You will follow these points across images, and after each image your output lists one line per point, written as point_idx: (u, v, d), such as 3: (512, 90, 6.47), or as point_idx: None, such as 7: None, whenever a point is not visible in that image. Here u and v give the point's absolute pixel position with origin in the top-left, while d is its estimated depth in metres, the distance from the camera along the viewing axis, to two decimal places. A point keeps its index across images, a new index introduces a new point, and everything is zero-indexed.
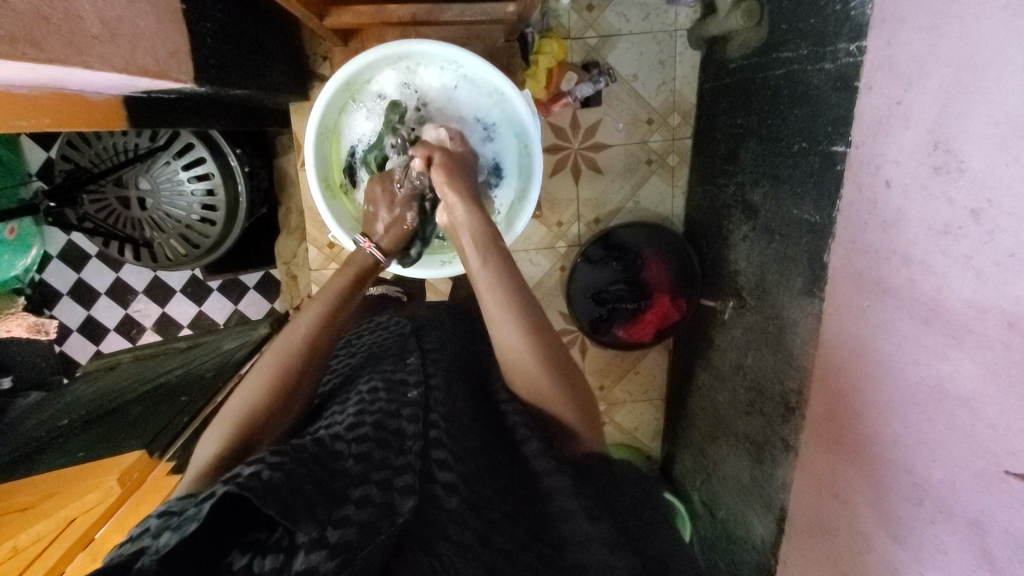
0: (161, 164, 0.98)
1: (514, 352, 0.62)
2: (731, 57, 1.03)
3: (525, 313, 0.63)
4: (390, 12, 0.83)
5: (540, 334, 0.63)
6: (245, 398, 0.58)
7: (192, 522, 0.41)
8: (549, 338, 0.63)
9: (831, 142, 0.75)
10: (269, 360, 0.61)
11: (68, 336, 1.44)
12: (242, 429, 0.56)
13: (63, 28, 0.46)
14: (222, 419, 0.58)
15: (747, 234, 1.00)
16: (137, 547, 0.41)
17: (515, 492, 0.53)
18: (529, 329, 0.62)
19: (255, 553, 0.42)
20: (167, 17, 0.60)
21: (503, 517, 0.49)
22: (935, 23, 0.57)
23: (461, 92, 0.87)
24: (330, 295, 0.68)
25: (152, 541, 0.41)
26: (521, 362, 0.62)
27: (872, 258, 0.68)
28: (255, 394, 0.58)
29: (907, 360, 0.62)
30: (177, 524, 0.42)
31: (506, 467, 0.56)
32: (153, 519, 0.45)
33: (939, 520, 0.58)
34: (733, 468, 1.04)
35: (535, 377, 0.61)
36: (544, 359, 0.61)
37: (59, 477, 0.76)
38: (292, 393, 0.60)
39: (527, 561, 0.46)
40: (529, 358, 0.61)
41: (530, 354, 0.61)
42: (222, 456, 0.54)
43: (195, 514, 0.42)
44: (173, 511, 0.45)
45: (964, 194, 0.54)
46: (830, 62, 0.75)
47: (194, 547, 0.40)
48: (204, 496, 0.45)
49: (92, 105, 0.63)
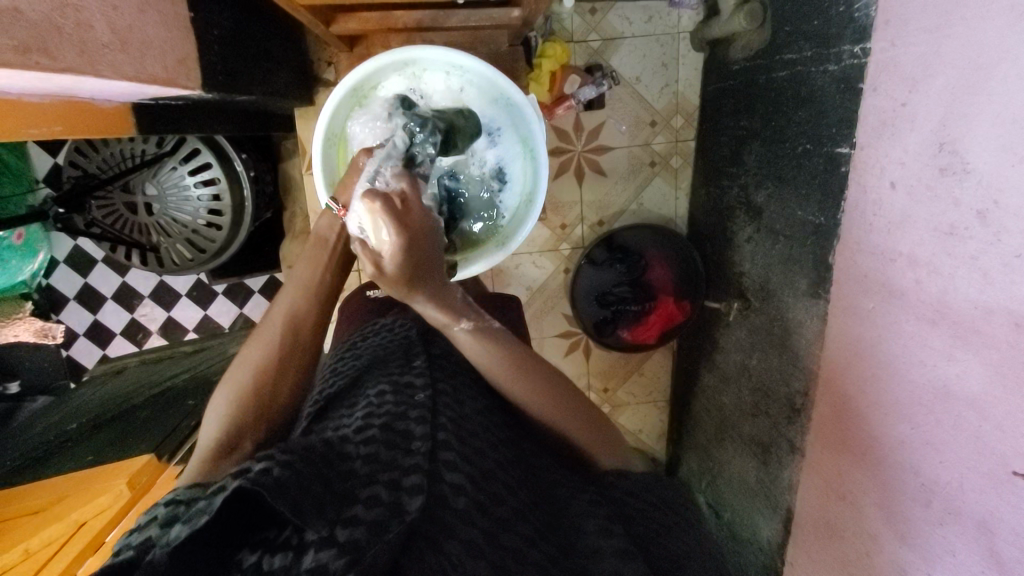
0: (168, 170, 0.99)
1: (489, 363, 0.63)
2: (734, 59, 1.03)
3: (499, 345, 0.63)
4: (395, 17, 0.83)
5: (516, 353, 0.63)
6: (244, 380, 0.59)
7: (203, 516, 0.42)
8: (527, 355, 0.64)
9: (835, 143, 0.75)
10: (261, 334, 0.62)
11: (74, 340, 1.45)
12: (245, 411, 0.57)
13: (74, 36, 0.46)
14: (223, 396, 0.58)
15: (751, 235, 1.00)
16: (144, 539, 0.42)
17: (521, 492, 0.54)
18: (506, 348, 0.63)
19: (264, 551, 0.42)
20: (174, 25, 0.61)
21: (511, 516, 0.50)
22: (939, 24, 0.57)
23: (466, 98, 0.87)
24: (317, 264, 0.69)
25: (161, 534, 0.42)
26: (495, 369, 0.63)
27: (876, 260, 0.68)
28: (251, 382, 0.59)
29: (914, 361, 0.62)
30: (187, 517, 0.43)
31: (513, 469, 0.56)
32: (160, 508, 0.46)
33: (948, 522, 0.58)
34: (738, 469, 1.04)
35: (527, 377, 0.63)
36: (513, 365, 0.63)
37: (70, 480, 0.78)
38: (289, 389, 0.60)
39: (534, 559, 0.47)
40: (502, 369, 0.63)
41: (506, 362, 0.63)
42: (219, 443, 0.55)
43: (205, 507, 0.43)
44: (179, 502, 0.46)
45: (969, 196, 0.54)
46: (834, 63, 0.75)
47: (204, 544, 0.41)
48: (214, 491, 0.45)
49: (100, 112, 0.63)
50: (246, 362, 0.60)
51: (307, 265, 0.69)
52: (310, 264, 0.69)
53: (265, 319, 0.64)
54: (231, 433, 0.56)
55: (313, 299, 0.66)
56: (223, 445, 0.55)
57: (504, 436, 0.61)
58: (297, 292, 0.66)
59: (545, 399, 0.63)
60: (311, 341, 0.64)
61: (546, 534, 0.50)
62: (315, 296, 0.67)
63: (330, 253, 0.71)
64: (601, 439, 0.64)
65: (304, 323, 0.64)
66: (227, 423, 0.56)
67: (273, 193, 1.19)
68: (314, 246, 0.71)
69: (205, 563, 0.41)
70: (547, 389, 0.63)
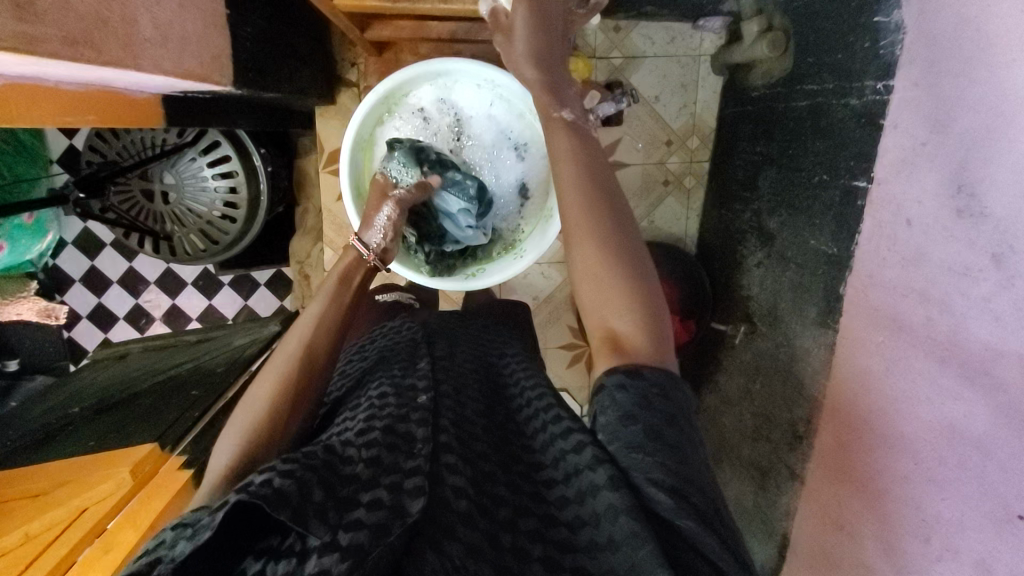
0: (187, 160, 1.00)
1: (572, 212, 0.62)
2: (753, 85, 1.04)
3: (587, 176, 0.64)
4: (430, 28, 0.85)
5: (595, 193, 0.63)
6: (255, 405, 0.57)
7: (206, 530, 0.41)
8: (616, 224, 0.62)
9: (852, 177, 0.76)
10: (272, 367, 0.61)
11: (77, 322, 1.46)
12: (256, 439, 0.55)
13: (119, 30, 0.47)
14: (233, 427, 0.57)
15: (761, 260, 1.01)
16: (151, 558, 0.41)
17: (528, 482, 0.55)
18: (594, 200, 0.62)
19: (268, 558, 0.42)
20: (211, 22, 0.61)
21: (512, 513, 0.50)
22: (964, 68, 0.58)
23: (496, 110, 0.87)
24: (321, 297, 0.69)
25: (168, 550, 0.41)
26: (576, 217, 0.62)
27: (888, 293, 0.69)
28: (262, 404, 0.57)
29: (922, 397, 0.63)
30: (193, 533, 0.42)
31: (515, 465, 0.57)
32: (168, 532, 0.44)
33: (946, 558, 0.59)
34: (735, 492, 1.05)
35: (596, 255, 0.60)
36: (599, 227, 0.61)
37: (70, 465, 0.77)
38: (296, 407, 0.59)
39: (539, 554, 0.47)
40: (583, 225, 0.61)
41: (580, 202, 0.62)
42: (231, 467, 0.52)
43: (208, 522, 0.42)
44: (186, 523, 0.44)
45: (986, 239, 0.55)
46: (856, 98, 0.76)
47: (207, 557, 0.41)
48: (218, 504, 0.44)
49: (132, 102, 0.63)
50: (256, 397, 0.58)
51: (319, 297, 0.69)
52: (321, 298, 0.69)
53: (278, 349, 0.63)
54: (243, 460, 0.53)
55: (326, 330, 0.65)
56: (234, 470, 0.52)
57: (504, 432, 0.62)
58: (309, 319, 0.66)
59: (614, 287, 0.59)
60: (323, 362, 0.63)
61: (558, 518, 0.50)
62: (323, 325, 0.66)
63: (349, 292, 0.71)
64: (646, 337, 0.57)
65: (319, 348, 0.63)
66: (237, 448, 0.54)
67: (287, 188, 1.20)
68: (326, 282, 0.71)
69: (209, 570, 0.41)
70: (608, 276, 0.59)
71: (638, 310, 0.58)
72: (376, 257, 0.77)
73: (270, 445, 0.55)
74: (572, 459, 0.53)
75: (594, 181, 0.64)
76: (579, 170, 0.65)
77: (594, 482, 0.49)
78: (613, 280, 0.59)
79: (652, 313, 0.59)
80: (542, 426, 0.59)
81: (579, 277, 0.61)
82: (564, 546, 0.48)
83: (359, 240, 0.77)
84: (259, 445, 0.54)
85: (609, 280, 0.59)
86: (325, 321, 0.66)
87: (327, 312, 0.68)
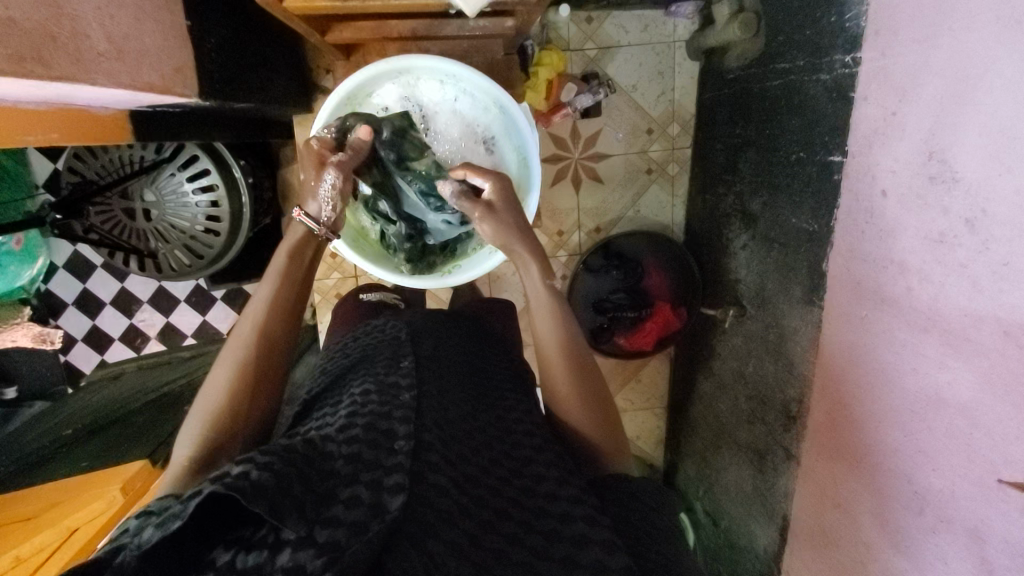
0: (166, 176, 1.00)
1: (546, 343, 0.69)
2: (729, 68, 1.04)
3: (562, 322, 0.70)
4: (392, 27, 0.84)
5: (572, 352, 0.68)
6: (214, 395, 0.58)
7: (177, 519, 0.41)
8: (576, 340, 0.70)
9: (828, 152, 0.76)
10: (226, 355, 0.60)
11: (72, 346, 1.45)
12: (218, 429, 0.56)
13: (70, 45, 0.47)
14: (192, 416, 0.57)
15: (746, 242, 1.01)
16: (116, 543, 0.41)
17: (513, 483, 0.54)
18: (563, 330, 0.69)
19: (239, 549, 0.42)
20: (171, 34, 0.62)
21: (495, 516, 0.50)
22: (927, 35, 0.58)
23: (461, 105, 0.88)
24: (272, 277, 0.66)
25: (133, 537, 0.41)
26: (548, 348, 0.69)
27: (869, 266, 0.68)
28: (224, 387, 0.58)
29: (906, 367, 0.62)
30: (161, 520, 0.42)
31: (499, 466, 0.56)
32: (132, 520, 0.44)
33: (940, 529, 0.58)
34: (735, 477, 1.04)
35: (571, 400, 0.67)
36: (566, 352, 0.68)
37: (64, 487, 0.79)
38: (257, 395, 0.60)
39: (517, 558, 0.47)
40: (554, 350, 0.68)
41: (560, 359, 0.68)
42: (194, 460, 0.53)
43: (179, 512, 0.42)
44: (152, 511, 0.44)
45: (958, 205, 0.54)
46: (826, 73, 0.75)
47: (176, 547, 0.41)
48: (188, 494, 0.44)
49: (98, 118, 0.63)
50: (215, 383, 0.59)
51: (269, 274, 0.66)
52: (271, 280, 0.65)
53: (233, 331, 0.62)
54: (203, 452, 0.54)
55: (281, 312, 0.64)
56: (200, 462, 0.54)
57: (482, 427, 0.61)
58: (260, 301, 0.64)
59: (584, 399, 0.67)
60: (280, 351, 0.63)
61: (534, 526, 0.51)
62: (276, 306, 0.64)
63: (303, 269, 0.67)
64: (615, 446, 0.66)
65: (276, 336, 0.63)
66: (200, 435, 0.55)
67: (271, 199, 1.20)
68: (280, 262, 0.66)
69: (177, 563, 0.40)
70: (578, 390, 0.67)
71: (603, 413, 0.67)
72: (328, 230, 0.70)
73: (234, 435, 0.57)
74: (551, 483, 0.55)
75: (564, 314, 0.71)
76: (549, 310, 0.70)
77: (568, 511, 0.52)
78: (578, 396, 0.67)
79: (609, 420, 0.67)
80: (527, 442, 0.60)
81: (551, 387, 0.69)
82: (540, 553, 0.49)
83: (305, 215, 0.69)
84: (223, 433, 0.56)
85: (578, 399, 0.67)
86: (276, 301, 0.64)
87: (284, 292, 0.65)
